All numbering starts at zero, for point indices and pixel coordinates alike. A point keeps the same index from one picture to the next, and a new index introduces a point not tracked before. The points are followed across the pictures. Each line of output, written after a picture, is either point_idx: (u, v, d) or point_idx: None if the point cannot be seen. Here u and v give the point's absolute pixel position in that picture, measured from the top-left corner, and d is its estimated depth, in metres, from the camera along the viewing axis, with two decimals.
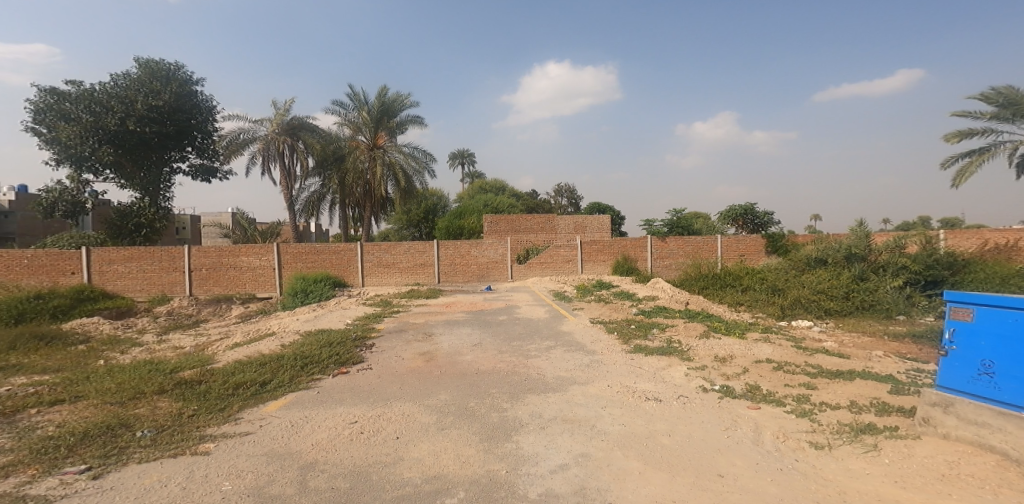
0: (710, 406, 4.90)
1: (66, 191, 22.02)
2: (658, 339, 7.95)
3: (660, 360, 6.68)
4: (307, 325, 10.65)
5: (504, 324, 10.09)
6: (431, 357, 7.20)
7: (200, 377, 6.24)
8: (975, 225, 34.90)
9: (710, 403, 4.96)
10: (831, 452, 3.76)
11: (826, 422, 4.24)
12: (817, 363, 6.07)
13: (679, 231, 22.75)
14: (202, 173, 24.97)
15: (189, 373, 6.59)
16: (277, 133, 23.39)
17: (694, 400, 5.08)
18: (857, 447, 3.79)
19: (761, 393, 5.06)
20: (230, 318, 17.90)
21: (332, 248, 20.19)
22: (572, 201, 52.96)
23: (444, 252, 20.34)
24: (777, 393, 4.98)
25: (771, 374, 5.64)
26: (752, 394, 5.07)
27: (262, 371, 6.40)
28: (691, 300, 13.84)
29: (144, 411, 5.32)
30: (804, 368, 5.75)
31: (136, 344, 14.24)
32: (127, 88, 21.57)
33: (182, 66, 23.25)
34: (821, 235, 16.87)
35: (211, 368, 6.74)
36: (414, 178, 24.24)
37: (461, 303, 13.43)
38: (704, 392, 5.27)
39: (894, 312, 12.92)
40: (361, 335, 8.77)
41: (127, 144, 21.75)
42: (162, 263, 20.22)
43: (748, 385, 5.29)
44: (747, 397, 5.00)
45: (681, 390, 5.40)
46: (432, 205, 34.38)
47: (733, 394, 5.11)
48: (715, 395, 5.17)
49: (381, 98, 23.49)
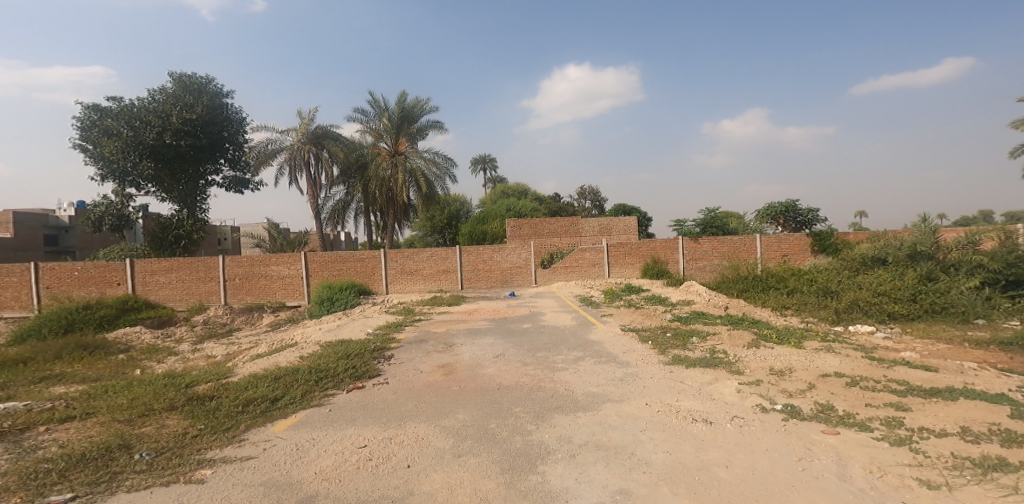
0: (775, 430, 4.21)
1: (112, 205, 22.60)
2: (699, 348, 7.20)
3: (704, 372, 5.96)
4: (327, 335, 10.30)
5: (529, 332, 9.48)
6: (450, 370, 6.67)
7: (212, 393, 5.88)
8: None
9: (773, 427, 4.26)
10: (955, 494, 3.15)
11: (937, 455, 3.62)
12: (900, 378, 5.37)
13: (713, 230, 21.67)
14: (235, 184, 25.36)
15: (205, 386, 6.28)
16: (302, 143, 23.50)
17: (754, 423, 4.38)
18: (991, 490, 3.13)
19: (836, 415, 4.41)
20: (262, 327, 17.89)
21: (357, 256, 20.00)
22: (597, 203, 51.97)
23: (468, 257, 19.90)
24: (858, 415, 4.37)
25: (845, 391, 4.96)
26: (826, 415, 4.41)
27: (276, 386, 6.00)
28: (730, 304, 12.92)
29: (150, 430, 4.97)
30: (886, 385, 5.09)
31: (171, 353, 14.28)
32: (164, 103, 22.05)
33: (214, 79, 23.69)
34: (877, 232, 15.64)
35: (224, 382, 6.39)
36: (435, 184, 23.98)
37: (484, 310, 12.89)
38: (765, 413, 4.56)
39: (972, 316, 11.74)
40: (380, 346, 8.34)
41: (165, 157, 22.21)
42: (199, 273, 20.46)
43: (818, 405, 4.62)
44: (821, 419, 4.34)
45: (735, 409, 4.69)
46: (454, 210, 34.18)
47: (800, 415, 4.44)
48: (777, 416, 4.46)
49: (402, 104, 23.37)
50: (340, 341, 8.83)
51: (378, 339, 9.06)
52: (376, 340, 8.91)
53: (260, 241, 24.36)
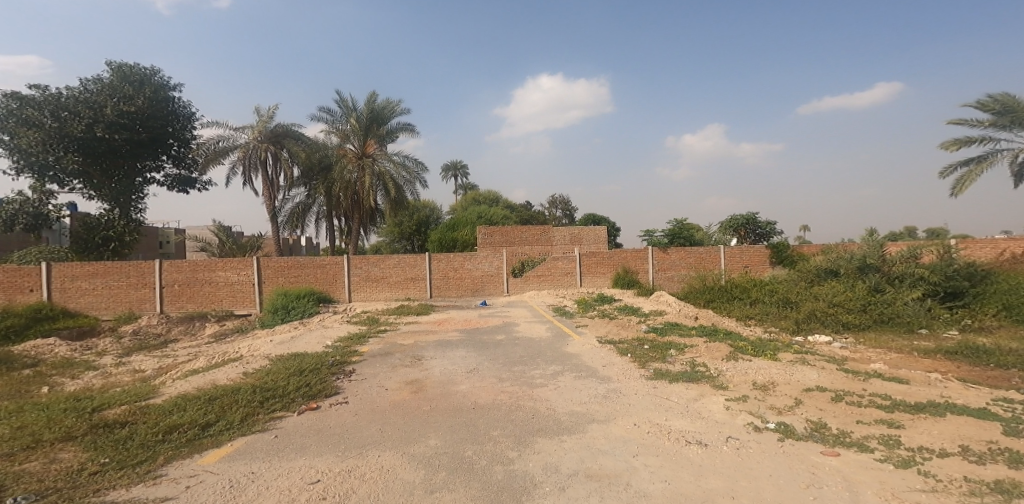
0: (774, 452, 3.89)
1: (27, 202, 20.63)
2: (679, 362, 6.94)
3: (689, 388, 5.66)
4: (281, 347, 9.50)
5: (502, 345, 9.01)
6: (420, 387, 6.13)
7: (128, 418, 5.08)
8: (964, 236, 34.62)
9: (772, 448, 3.95)
10: None
11: (947, 479, 3.36)
12: (880, 391, 5.18)
13: (680, 241, 21.95)
14: (179, 183, 23.74)
15: (107, 413, 5.38)
16: (260, 141, 22.22)
17: (750, 444, 4.06)
18: None
19: (831, 433, 4.14)
20: (203, 337, 16.61)
21: (317, 262, 18.97)
22: (566, 213, 52.04)
23: (438, 265, 19.25)
24: (854, 434, 4.11)
25: (832, 407, 4.72)
26: (821, 434, 4.14)
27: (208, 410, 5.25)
28: (702, 315, 12.88)
29: (36, 465, 4.14)
30: (871, 399, 4.87)
31: (92, 367, 12.94)
32: (98, 93, 20.36)
33: (158, 71, 22.16)
34: (829, 244, 15.99)
35: (143, 406, 5.55)
36: (405, 188, 23.17)
37: (454, 320, 12.31)
38: (758, 433, 4.25)
39: (916, 326, 12.08)
40: (340, 360, 7.65)
41: (96, 152, 20.46)
42: (129, 278, 18.87)
43: (810, 423, 4.34)
44: (816, 439, 4.06)
45: (727, 429, 4.36)
46: (424, 217, 33.28)
47: (796, 434, 4.15)
48: (772, 436, 4.15)
49: (371, 105, 22.52)
50: (292, 355, 8.08)
51: (336, 351, 8.37)
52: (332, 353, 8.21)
53: (203, 244, 22.79)
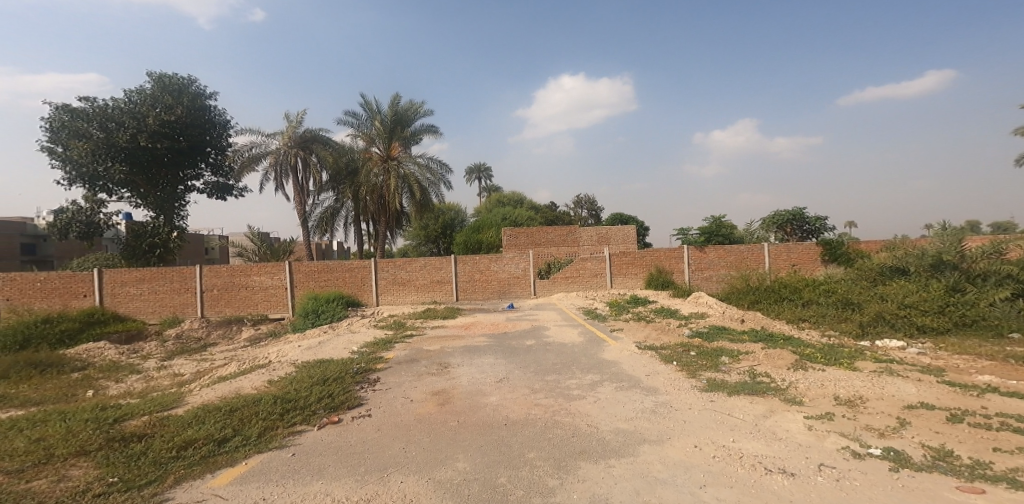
0: (888, 487, 3.20)
1: (81, 211, 21.36)
2: (734, 370, 6.23)
3: (753, 402, 4.97)
4: (307, 353, 9.20)
5: (533, 351, 8.45)
6: (446, 398, 5.70)
7: (144, 431, 4.77)
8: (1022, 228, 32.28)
9: (888, 482, 3.25)
10: None
11: None
12: (1007, 411, 4.37)
13: (720, 239, 20.84)
14: (218, 190, 24.23)
15: (126, 425, 5.10)
16: (289, 147, 22.44)
17: (856, 474, 3.37)
18: None
19: (962, 464, 3.41)
20: (239, 341, 16.69)
21: (344, 265, 18.87)
22: (593, 212, 51.10)
23: (462, 267, 18.85)
24: (996, 466, 3.36)
25: (951, 430, 3.96)
26: (948, 464, 3.41)
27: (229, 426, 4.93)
28: (748, 318, 11.95)
29: (40, 484, 3.84)
30: (1000, 421, 4.08)
31: (134, 371, 13.04)
32: (141, 104, 20.94)
33: (195, 80, 22.66)
34: (893, 240, 14.78)
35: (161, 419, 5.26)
36: (429, 190, 22.99)
37: (481, 324, 11.80)
38: (865, 460, 3.54)
39: (1006, 329, 10.82)
40: (363, 371, 7.27)
41: (140, 161, 21.04)
42: (173, 283, 19.23)
43: (929, 449, 3.61)
44: (944, 470, 3.34)
45: (820, 454, 3.68)
46: (448, 219, 33.15)
47: (913, 464, 3.43)
48: (881, 465, 3.44)
49: (394, 108, 22.42)
50: (318, 363, 7.76)
51: (353, 361, 8.02)
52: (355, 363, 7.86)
53: (240, 251, 23.12)
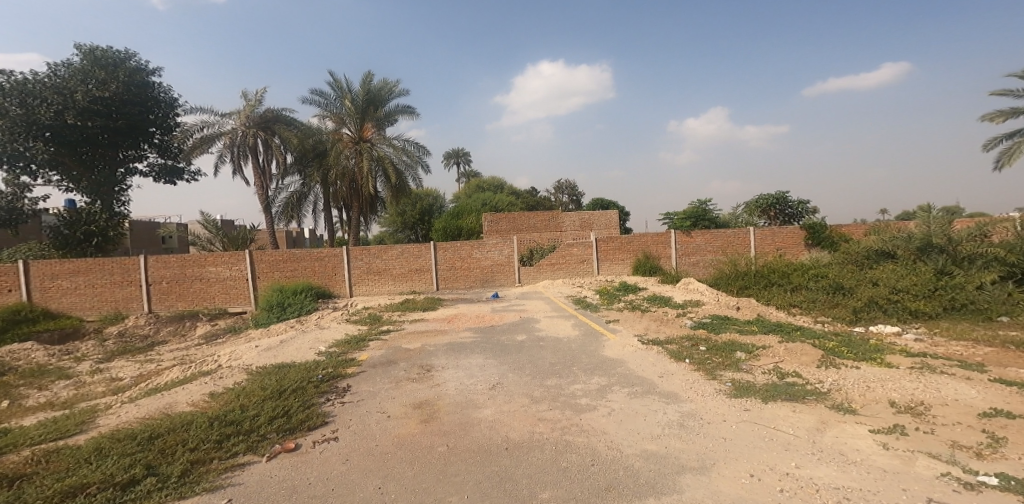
0: None
1: (0, 197, 19.40)
2: (758, 370, 5.48)
3: (797, 410, 4.19)
4: (264, 355, 8.09)
5: (524, 348, 7.58)
6: (430, 415, 4.85)
7: (19, 476, 3.88)
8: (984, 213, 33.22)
9: None
10: None
11: None
12: None
13: (705, 224, 20.49)
14: (165, 174, 22.38)
15: (2, 470, 3.96)
16: (249, 127, 20.74)
17: None
18: None
19: None
20: (192, 338, 15.31)
21: (313, 254, 17.52)
22: (573, 198, 50.37)
23: (444, 255, 17.78)
24: None
25: None
26: None
27: (149, 467, 3.93)
28: (745, 305, 11.37)
29: None
30: None
31: (63, 375, 11.57)
32: (69, 78, 18.95)
33: (133, 54, 20.73)
34: (878, 225, 14.44)
35: (51, 458, 4.15)
36: (405, 174, 21.68)
37: (465, 317, 10.87)
38: (980, 494, 2.79)
39: (996, 314, 10.58)
40: (327, 379, 6.24)
41: (69, 141, 19.10)
42: (114, 276, 17.50)
43: None
44: None
45: (917, 484, 2.92)
46: (426, 205, 31.83)
47: None
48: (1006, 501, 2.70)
49: (366, 86, 20.99)
50: (270, 369, 6.72)
51: (310, 364, 6.97)
52: (314, 368, 6.79)
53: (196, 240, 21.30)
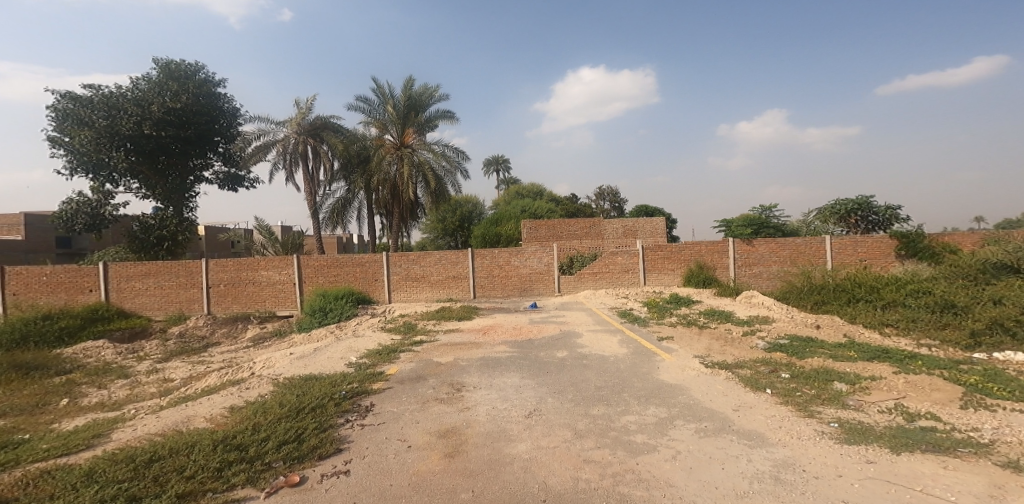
0: None
1: (86, 203, 20.52)
2: (873, 409, 4.53)
3: (949, 468, 3.45)
4: (295, 365, 7.69)
5: (567, 367, 6.73)
6: (456, 447, 4.19)
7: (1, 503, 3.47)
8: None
9: None
10: None
11: None
12: None
13: (769, 231, 18.78)
14: (229, 181, 23.17)
15: None
16: (299, 135, 21.17)
17: None
18: None
19: None
20: (242, 341, 15.48)
21: (355, 259, 17.40)
22: (616, 205, 48.76)
23: (481, 262, 17.18)
24: None
25: None
26: None
27: (132, 499, 3.44)
28: (822, 323, 9.91)
29: None
30: None
31: (122, 375, 11.75)
32: (147, 91, 19.91)
33: (203, 67, 21.60)
34: (994, 236, 13.02)
35: (40, 481, 3.73)
36: (445, 180, 21.36)
37: (502, 328, 10.10)
38: None
39: None
40: (346, 399, 5.69)
41: (146, 150, 19.98)
42: (178, 279, 18.09)
43: None
44: None
45: None
46: (466, 212, 31.54)
47: None
48: None
49: (408, 92, 20.93)
50: (293, 383, 6.25)
51: (333, 379, 6.47)
52: (338, 383, 6.28)
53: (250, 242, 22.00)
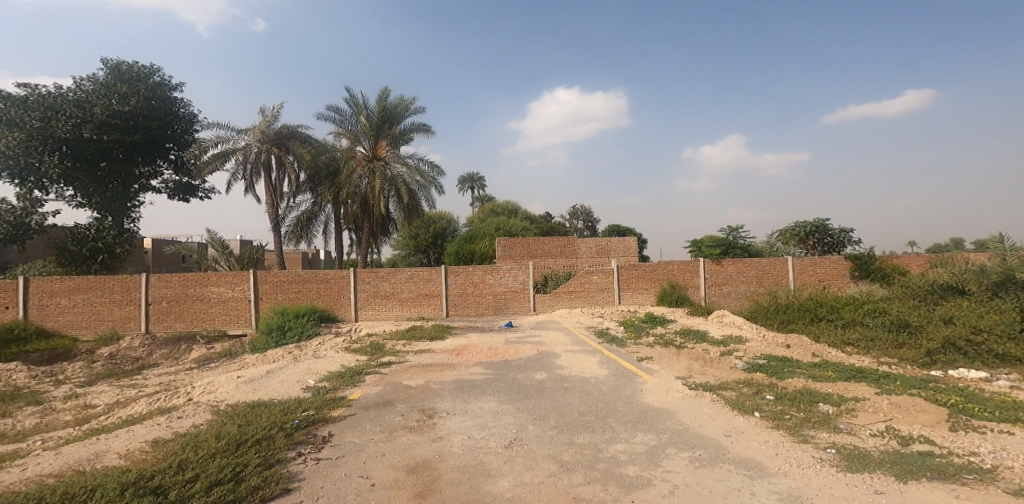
0: None
1: (9, 211, 18.71)
2: (865, 432, 4.31)
3: (961, 498, 3.21)
4: (243, 389, 6.94)
5: (545, 392, 6.34)
6: (427, 485, 3.69)
7: None
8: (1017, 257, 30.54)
9: None
10: None
11: None
12: None
13: (733, 252, 19.11)
14: (180, 191, 21.77)
15: None
16: (263, 143, 20.15)
17: None
18: None
19: None
20: (184, 362, 14.29)
21: (318, 275, 16.51)
22: (589, 225, 49.09)
23: (455, 279, 16.66)
24: None
25: None
26: None
27: None
28: (794, 343, 9.96)
29: None
30: None
31: (36, 401, 10.51)
32: (91, 93, 18.46)
33: (158, 70, 20.31)
34: (943, 258, 13.56)
35: None
36: (418, 195, 20.78)
37: (477, 349, 9.59)
38: None
39: None
40: (299, 429, 5.08)
41: (84, 155, 18.35)
42: (113, 295, 16.63)
43: None
44: None
45: None
46: (441, 229, 30.91)
47: None
48: None
49: (382, 103, 20.34)
50: (239, 411, 5.58)
51: (284, 406, 5.81)
52: (290, 411, 5.64)
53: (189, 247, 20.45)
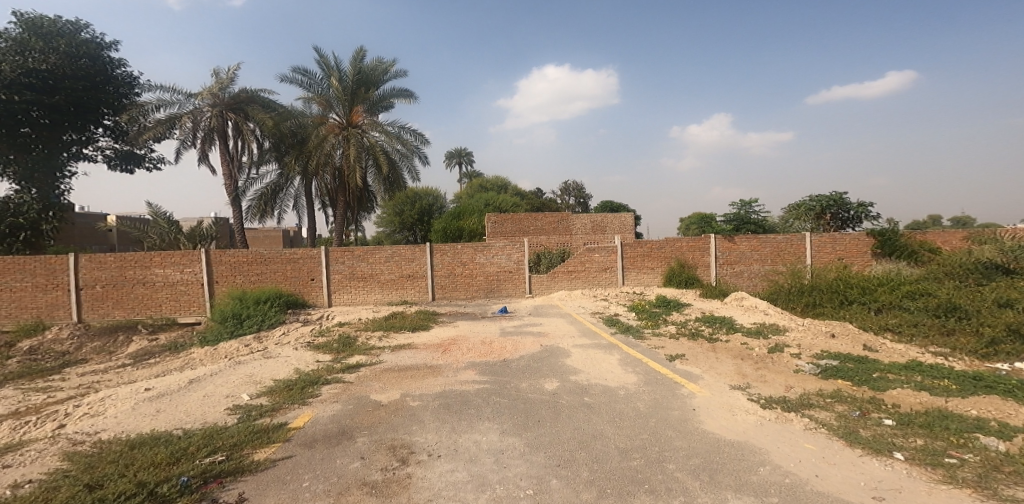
0: None
1: None
2: None
3: None
4: (145, 411, 5.04)
5: (563, 412, 4.65)
6: None
7: None
8: (994, 226, 30.00)
9: None
10: None
11: None
12: None
13: (750, 228, 17.54)
14: (122, 160, 19.29)
15: None
16: (216, 108, 17.69)
17: None
18: None
19: None
20: (118, 357, 12.22)
21: (283, 255, 14.44)
22: (580, 200, 47.23)
23: (440, 259, 14.77)
24: None
25: None
26: None
27: None
28: (841, 332, 8.41)
29: None
30: None
31: None
32: (0, 49, 15.80)
33: (83, 24, 17.67)
34: (989, 236, 12.20)
35: None
36: (399, 165, 18.66)
37: (466, 343, 7.78)
38: None
39: None
40: (188, 494, 3.33)
41: None
42: (36, 278, 14.35)
43: None
44: None
45: None
46: (426, 204, 28.85)
47: None
48: None
49: (356, 65, 18.12)
50: (103, 465, 3.77)
51: (176, 448, 3.99)
52: (185, 458, 3.84)
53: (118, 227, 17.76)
